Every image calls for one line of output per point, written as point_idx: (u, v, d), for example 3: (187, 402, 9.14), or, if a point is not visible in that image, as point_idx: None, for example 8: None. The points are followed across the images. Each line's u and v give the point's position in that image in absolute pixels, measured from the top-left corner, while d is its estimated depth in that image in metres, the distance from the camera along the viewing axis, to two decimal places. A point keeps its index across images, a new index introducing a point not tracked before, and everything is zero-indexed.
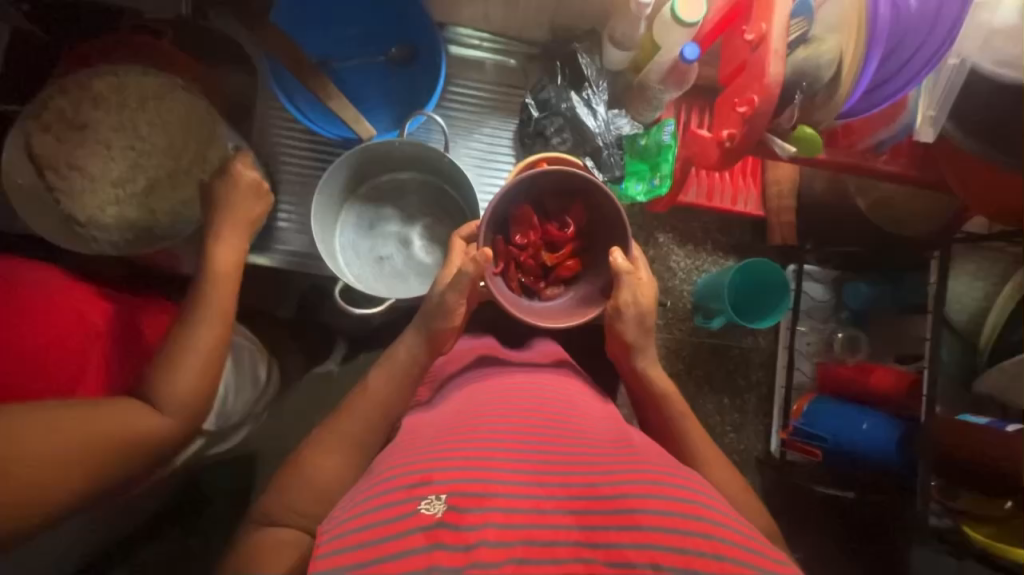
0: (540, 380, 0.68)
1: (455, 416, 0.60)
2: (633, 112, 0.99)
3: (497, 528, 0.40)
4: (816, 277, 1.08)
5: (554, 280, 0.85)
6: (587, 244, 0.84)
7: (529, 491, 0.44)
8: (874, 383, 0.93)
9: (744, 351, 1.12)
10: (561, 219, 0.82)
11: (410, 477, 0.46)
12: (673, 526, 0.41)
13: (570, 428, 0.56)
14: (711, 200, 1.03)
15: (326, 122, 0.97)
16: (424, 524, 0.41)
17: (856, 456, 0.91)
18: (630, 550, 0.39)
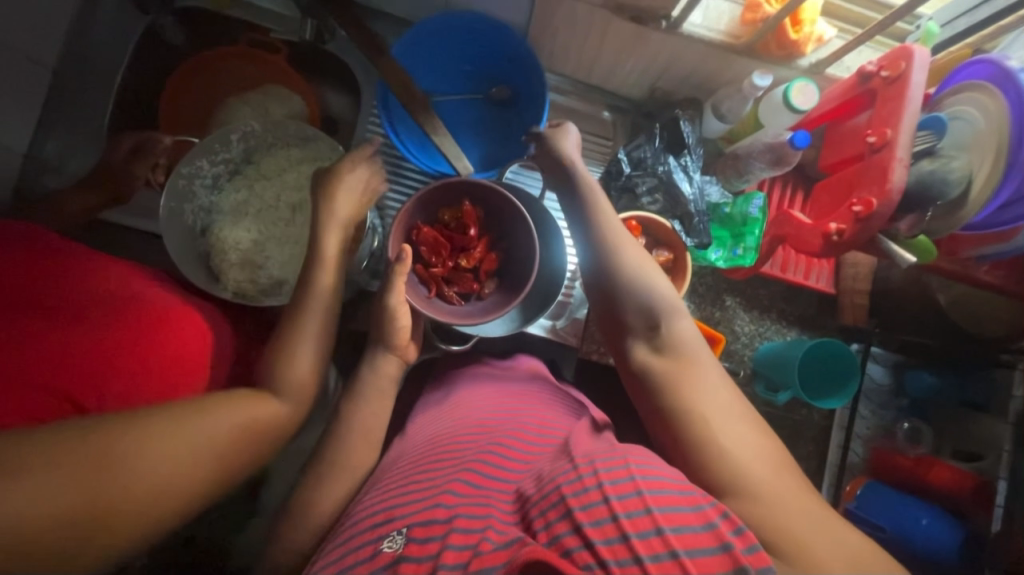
0: (509, 399, 0.73)
1: (425, 443, 0.64)
2: (722, 180, 1.01)
3: (453, 551, 0.43)
4: (878, 359, 1.08)
5: (483, 275, 0.89)
6: (496, 234, 0.89)
7: (482, 511, 0.48)
8: (932, 480, 0.93)
9: (798, 422, 1.13)
10: (460, 221, 0.87)
11: (376, 516, 0.51)
12: (602, 502, 0.43)
13: (526, 447, 0.59)
14: (785, 272, 1.05)
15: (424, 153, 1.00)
16: (385, 562, 0.45)
17: (914, 552, 0.91)
18: (570, 538, 0.42)
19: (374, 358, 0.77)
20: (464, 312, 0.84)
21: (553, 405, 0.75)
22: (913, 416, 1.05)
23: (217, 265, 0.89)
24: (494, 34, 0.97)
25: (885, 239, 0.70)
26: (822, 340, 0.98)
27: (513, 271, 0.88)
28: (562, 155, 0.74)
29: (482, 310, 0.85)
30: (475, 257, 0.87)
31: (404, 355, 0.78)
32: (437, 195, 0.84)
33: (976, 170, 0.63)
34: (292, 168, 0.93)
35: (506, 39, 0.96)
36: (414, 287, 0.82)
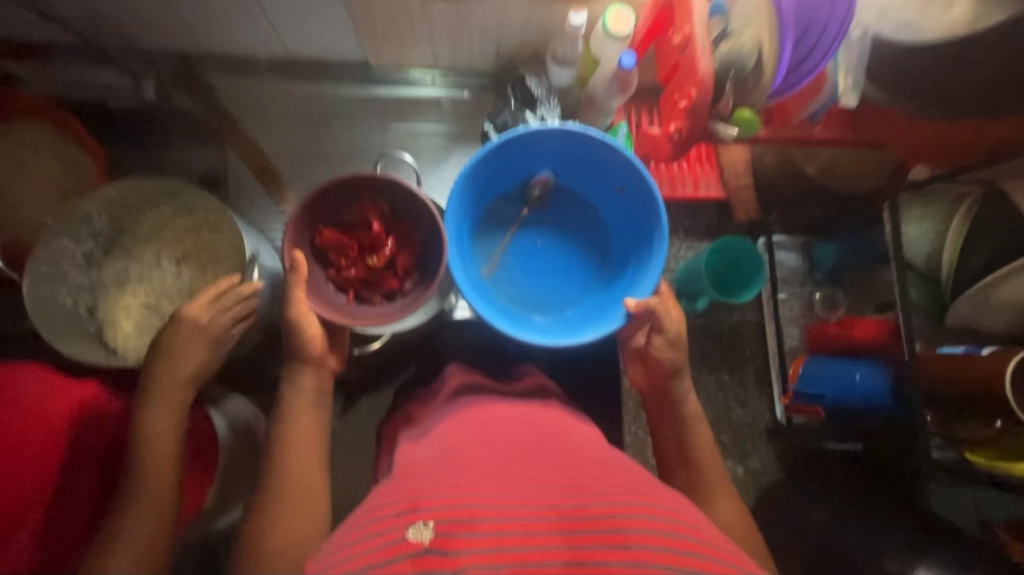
0: (526, 409, 0.76)
1: (444, 449, 0.66)
2: (586, 121, 1.04)
3: (484, 555, 0.45)
4: (784, 246, 1.12)
5: (402, 271, 0.88)
6: (406, 225, 0.87)
7: (515, 513, 0.50)
8: (859, 336, 0.96)
9: (734, 327, 1.16)
10: (365, 220, 0.87)
11: (400, 504, 0.51)
12: (659, 548, 0.47)
13: (560, 450, 0.63)
14: (674, 190, 1.09)
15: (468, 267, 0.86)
16: (410, 551, 0.46)
17: (857, 407, 0.94)
18: (616, 565, 0.45)
19: (293, 372, 0.81)
20: (379, 313, 0.84)
21: (554, 411, 0.79)
22: (827, 286, 1.10)
23: (112, 339, 0.86)
24: (586, 163, 0.90)
25: (714, 123, 0.74)
26: (719, 239, 1.01)
27: (424, 264, 0.87)
28: (671, 362, 0.81)
29: (400, 306, 0.85)
30: (387, 253, 0.88)
31: (326, 364, 0.83)
32: (333, 195, 0.83)
33: (761, 37, 0.67)
34: (167, 224, 0.92)
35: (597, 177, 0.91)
36: (325, 294, 0.84)
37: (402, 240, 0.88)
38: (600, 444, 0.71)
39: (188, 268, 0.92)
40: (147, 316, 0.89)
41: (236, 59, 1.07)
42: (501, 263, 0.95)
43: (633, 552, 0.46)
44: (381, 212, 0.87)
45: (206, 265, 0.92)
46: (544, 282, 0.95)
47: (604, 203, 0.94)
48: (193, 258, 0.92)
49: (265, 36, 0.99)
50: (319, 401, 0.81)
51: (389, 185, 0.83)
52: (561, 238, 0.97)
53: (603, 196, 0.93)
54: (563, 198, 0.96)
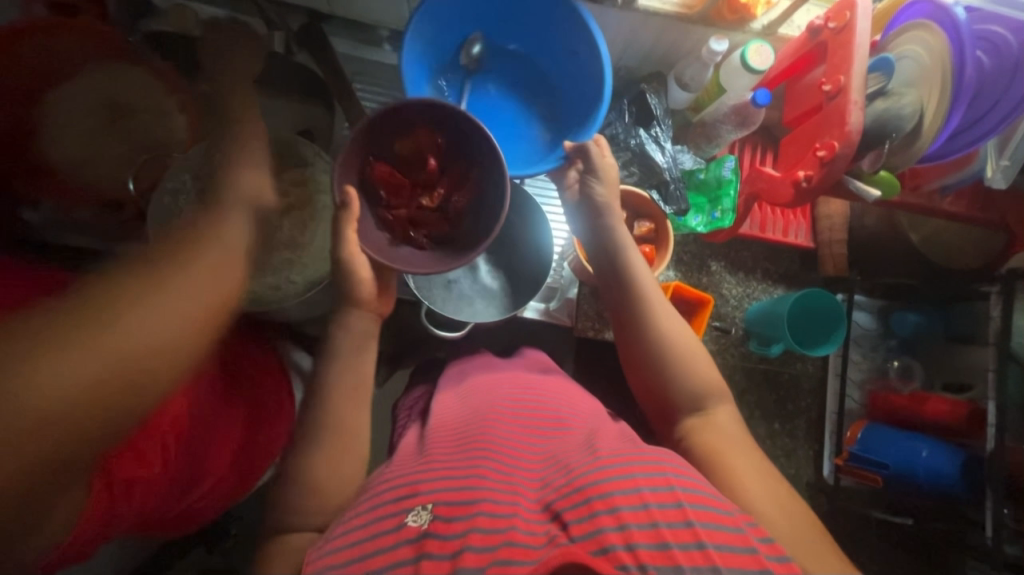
0: (535, 388, 0.77)
1: (445, 426, 0.67)
2: (693, 146, 1.04)
3: (480, 534, 0.45)
4: (864, 306, 1.11)
5: (454, 212, 0.82)
6: (462, 166, 0.82)
7: (509, 499, 0.50)
8: (928, 412, 0.96)
9: (794, 376, 1.16)
10: (420, 152, 0.81)
11: (399, 490, 0.53)
12: (643, 507, 0.46)
13: (553, 436, 0.64)
14: (765, 232, 1.08)
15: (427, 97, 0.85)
16: (410, 537, 0.47)
17: (919, 482, 0.93)
18: (608, 534, 0.44)
19: (343, 316, 0.73)
20: (421, 258, 0.78)
21: (566, 391, 0.79)
22: (904, 354, 1.09)
23: None
24: (559, 33, 0.88)
25: (851, 179, 0.73)
26: (804, 291, 1.00)
27: (478, 208, 0.82)
28: (602, 200, 0.76)
29: (448, 253, 0.80)
30: (439, 194, 0.83)
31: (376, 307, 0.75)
32: (387, 124, 0.77)
33: (926, 102, 0.67)
34: (276, 176, 0.94)
35: (570, 42, 0.88)
36: (371, 234, 0.76)
37: (455, 179, 0.83)
38: (614, 425, 0.71)
39: (289, 224, 0.93)
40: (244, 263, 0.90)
41: (363, 25, 1.09)
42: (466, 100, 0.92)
43: (620, 515, 0.45)
44: (438, 146, 0.81)
45: (307, 224, 0.94)
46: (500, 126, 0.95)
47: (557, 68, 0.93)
48: (296, 214, 0.94)
49: (400, 8, 1.01)
50: (363, 348, 0.72)
51: (446, 113, 0.77)
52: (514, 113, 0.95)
53: (568, 73, 0.92)
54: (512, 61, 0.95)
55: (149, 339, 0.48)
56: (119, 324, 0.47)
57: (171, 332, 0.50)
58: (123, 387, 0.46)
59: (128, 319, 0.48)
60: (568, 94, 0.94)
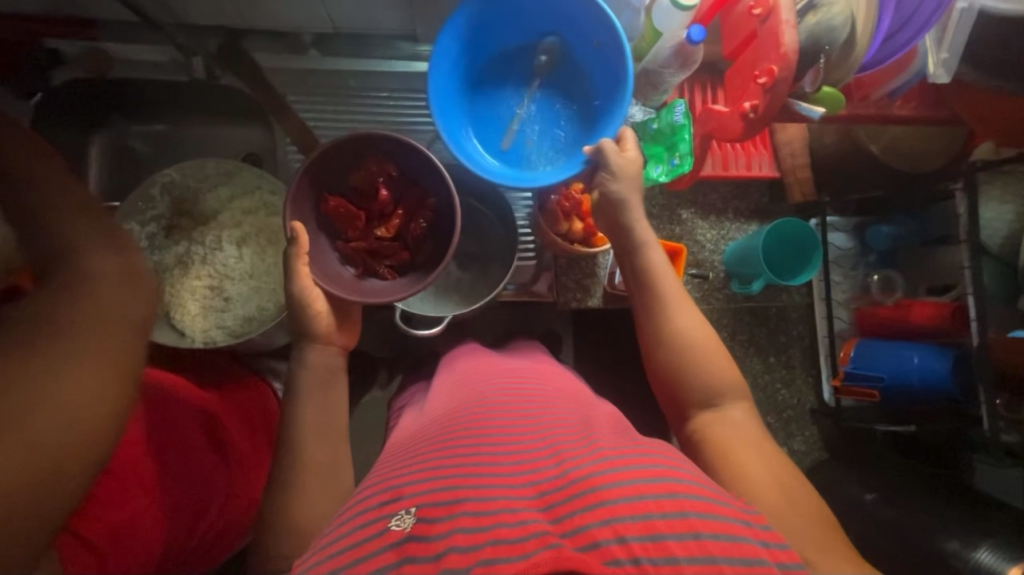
0: (527, 378, 0.77)
1: (435, 421, 0.68)
2: (640, 98, 1.02)
3: (465, 534, 0.46)
4: (838, 227, 1.11)
5: (413, 241, 0.83)
6: (418, 192, 0.82)
7: (498, 492, 0.51)
8: (914, 318, 0.96)
9: (782, 308, 1.16)
10: (373, 185, 0.81)
11: (383, 494, 0.54)
12: (636, 499, 0.46)
13: (544, 421, 0.64)
14: (727, 170, 1.07)
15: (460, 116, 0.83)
16: (393, 541, 0.48)
17: (915, 389, 0.94)
18: (597, 530, 0.44)
19: (300, 352, 0.74)
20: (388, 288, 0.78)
21: (557, 379, 0.80)
22: (883, 267, 1.08)
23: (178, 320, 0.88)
24: (579, 27, 0.83)
25: (796, 101, 0.72)
26: (777, 222, 1.00)
27: (431, 240, 0.83)
28: (618, 196, 0.76)
29: (407, 282, 0.80)
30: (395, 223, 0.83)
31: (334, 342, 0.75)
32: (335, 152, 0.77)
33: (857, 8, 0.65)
34: (224, 207, 0.92)
35: (601, 34, 0.81)
36: (331, 269, 0.78)
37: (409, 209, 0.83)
38: (604, 412, 0.71)
39: (247, 252, 0.91)
40: (208, 301, 0.89)
41: (282, 35, 1.05)
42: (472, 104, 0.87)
43: (611, 508, 0.45)
44: (390, 177, 0.82)
45: (265, 248, 0.92)
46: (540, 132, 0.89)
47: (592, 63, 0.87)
48: (252, 240, 0.92)
49: (316, 10, 0.97)
50: (329, 380, 0.73)
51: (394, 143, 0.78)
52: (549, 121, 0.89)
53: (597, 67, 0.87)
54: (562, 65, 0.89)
55: (79, 409, 0.44)
56: (26, 419, 0.42)
57: (95, 396, 0.45)
58: (58, 463, 0.43)
59: (37, 389, 0.43)
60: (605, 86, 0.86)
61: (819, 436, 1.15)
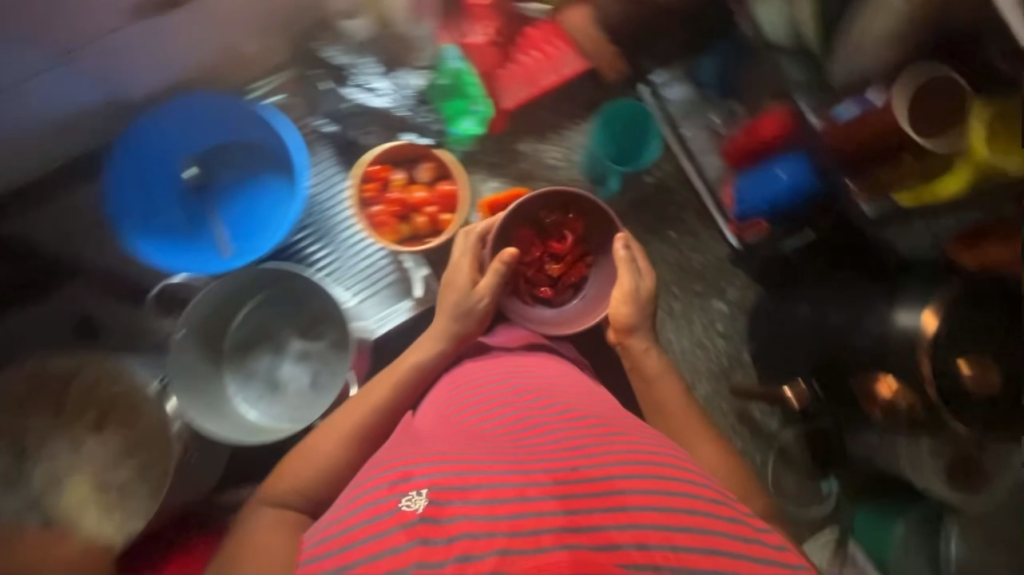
0: (542, 367, 0.80)
1: (448, 418, 0.72)
2: (408, 61, 0.94)
3: (479, 520, 0.51)
4: (668, 82, 1.07)
5: (561, 285, 0.99)
6: (586, 245, 0.99)
7: (514, 480, 0.55)
8: (765, 135, 0.95)
9: (658, 183, 1.14)
10: (559, 231, 0.98)
11: (391, 477, 0.59)
12: (648, 508, 0.54)
13: (565, 407, 0.68)
14: (538, 84, 1.00)
15: (172, 251, 0.90)
16: (405, 521, 0.52)
17: (792, 201, 0.95)
18: (614, 532, 0.51)
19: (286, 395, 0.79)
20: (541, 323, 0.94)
21: (559, 368, 0.81)
22: (722, 99, 1.06)
23: None
24: (213, 121, 0.93)
25: None
26: (608, 107, 1.03)
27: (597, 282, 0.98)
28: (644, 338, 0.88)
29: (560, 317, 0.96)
30: (557, 260, 0.98)
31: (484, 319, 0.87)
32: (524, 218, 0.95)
33: None
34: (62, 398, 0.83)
35: (230, 112, 0.92)
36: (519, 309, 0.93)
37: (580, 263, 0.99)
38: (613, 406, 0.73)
39: (111, 431, 0.83)
40: (100, 499, 0.81)
41: (18, 191, 0.92)
42: (228, 225, 0.96)
43: (631, 516, 0.53)
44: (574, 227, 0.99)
45: (127, 417, 0.84)
46: (245, 224, 0.96)
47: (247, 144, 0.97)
48: (109, 416, 0.84)
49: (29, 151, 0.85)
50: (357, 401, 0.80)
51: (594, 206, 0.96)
52: (249, 211, 0.96)
53: (252, 138, 0.96)
54: (221, 168, 0.97)
55: None
56: None
57: None
58: None
59: None
60: (273, 147, 0.95)
61: (746, 278, 1.16)
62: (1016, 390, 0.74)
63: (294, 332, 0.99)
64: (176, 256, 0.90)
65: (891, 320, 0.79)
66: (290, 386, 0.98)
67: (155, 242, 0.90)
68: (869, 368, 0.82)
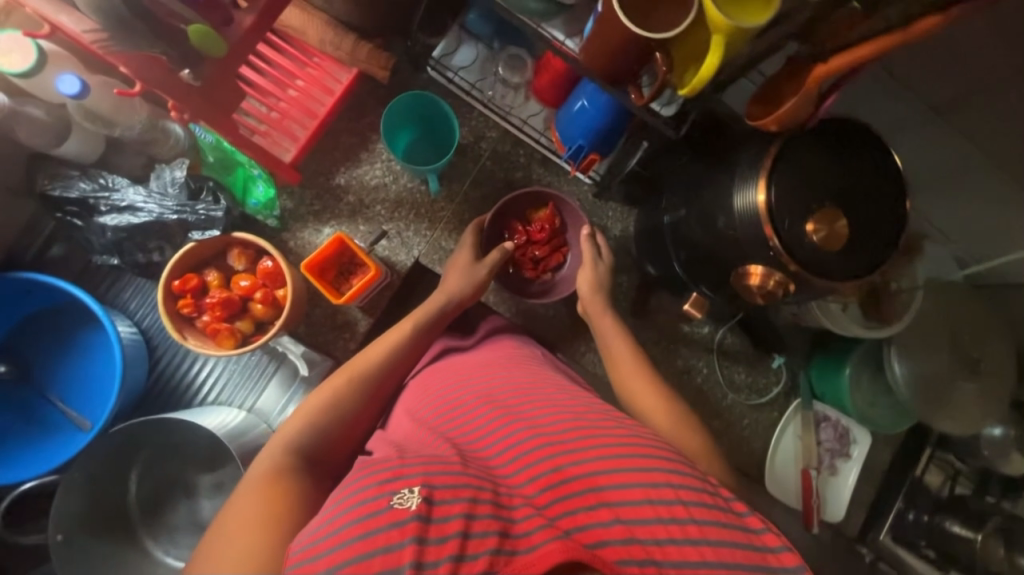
0: (507, 365, 0.74)
1: (419, 428, 0.64)
2: (163, 156, 0.87)
3: (468, 521, 0.44)
4: (450, 50, 0.97)
5: (553, 273, 1.04)
6: (558, 236, 1.03)
7: (497, 486, 0.50)
8: (557, 66, 0.89)
9: (492, 154, 1.07)
10: (532, 222, 1.02)
11: (379, 474, 0.48)
12: (643, 502, 0.49)
13: (541, 402, 0.62)
14: (317, 113, 0.94)
15: (18, 459, 0.82)
16: (401, 521, 0.43)
17: (608, 125, 0.89)
18: (605, 531, 0.47)
19: None
20: (565, 285, 1.03)
21: (532, 366, 0.75)
22: (507, 45, 0.98)
23: None
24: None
25: None
26: (388, 109, 0.95)
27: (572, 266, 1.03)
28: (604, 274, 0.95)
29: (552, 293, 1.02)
30: (545, 261, 1.02)
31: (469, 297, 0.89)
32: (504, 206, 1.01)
33: None
34: None
35: (2, 291, 0.84)
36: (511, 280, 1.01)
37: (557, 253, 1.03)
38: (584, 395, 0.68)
39: None
40: None
41: None
42: (69, 402, 0.88)
43: (616, 513, 0.48)
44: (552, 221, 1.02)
45: None
46: (89, 389, 0.88)
47: (46, 312, 0.89)
48: None
49: None
50: None
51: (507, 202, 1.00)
52: (85, 377, 0.88)
53: (48, 304, 0.89)
54: (35, 351, 0.89)
55: None
56: None
57: None
58: None
59: None
60: (72, 303, 0.88)
61: (620, 205, 1.12)
62: (864, 224, 0.71)
63: (196, 470, 0.93)
64: (25, 461, 0.82)
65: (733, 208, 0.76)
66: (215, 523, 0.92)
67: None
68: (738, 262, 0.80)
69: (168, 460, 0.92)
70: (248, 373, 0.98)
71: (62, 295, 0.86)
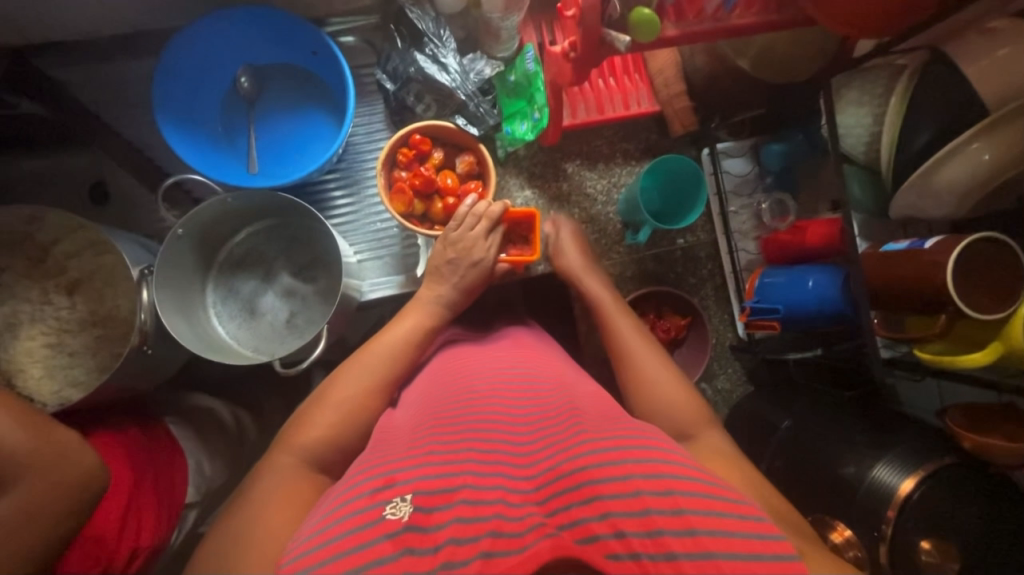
0: (516, 358, 0.70)
1: (422, 413, 0.62)
2: (488, 49, 0.94)
3: (461, 523, 0.42)
4: (732, 153, 1.03)
5: None
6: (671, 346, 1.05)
7: (494, 481, 0.47)
8: (811, 240, 0.91)
9: (686, 249, 1.11)
10: (663, 323, 1.03)
11: (373, 482, 0.47)
12: (632, 493, 0.43)
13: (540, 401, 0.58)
14: (603, 112, 1.00)
15: (204, 151, 0.91)
16: (390, 531, 0.42)
17: (811, 319, 0.89)
18: (594, 524, 0.42)
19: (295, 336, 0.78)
20: None
21: (542, 360, 0.71)
22: (778, 190, 1.02)
23: (22, 386, 0.80)
24: (286, 40, 0.93)
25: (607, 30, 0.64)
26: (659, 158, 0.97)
27: None
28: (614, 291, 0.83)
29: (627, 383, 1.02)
30: None
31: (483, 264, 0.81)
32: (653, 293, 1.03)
33: None
34: (48, 251, 0.83)
35: (304, 38, 0.91)
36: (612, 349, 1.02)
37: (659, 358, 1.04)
38: (588, 391, 0.64)
39: (77, 301, 0.83)
40: (42, 363, 0.81)
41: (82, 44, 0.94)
42: (266, 144, 0.96)
43: (600, 505, 0.43)
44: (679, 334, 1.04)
45: (100, 292, 0.83)
46: (287, 151, 0.97)
47: (310, 74, 0.97)
48: (86, 286, 0.83)
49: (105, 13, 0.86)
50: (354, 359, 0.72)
51: (657, 293, 1.04)
52: (292, 141, 0.97)
53: (318, 71, 0.96)
54: (279, 91, 0.97)
55: None
56: None
57: None
58: None
59: None
60: (335, 87, 0.96)
61: (741, 371, 1.13)
62: None
63: (286, 266, 0.98)
64: (208, 156, 0.91)
65: (866, 474, 0.74)
66: (266, 315, 0.97)
67: (191, 140, 0.91)
68: (826, 512, 0.78)
69: (277, 244, 0.98)
70: (374, 235, 1.00)
71: (337, 78, 0.94)
